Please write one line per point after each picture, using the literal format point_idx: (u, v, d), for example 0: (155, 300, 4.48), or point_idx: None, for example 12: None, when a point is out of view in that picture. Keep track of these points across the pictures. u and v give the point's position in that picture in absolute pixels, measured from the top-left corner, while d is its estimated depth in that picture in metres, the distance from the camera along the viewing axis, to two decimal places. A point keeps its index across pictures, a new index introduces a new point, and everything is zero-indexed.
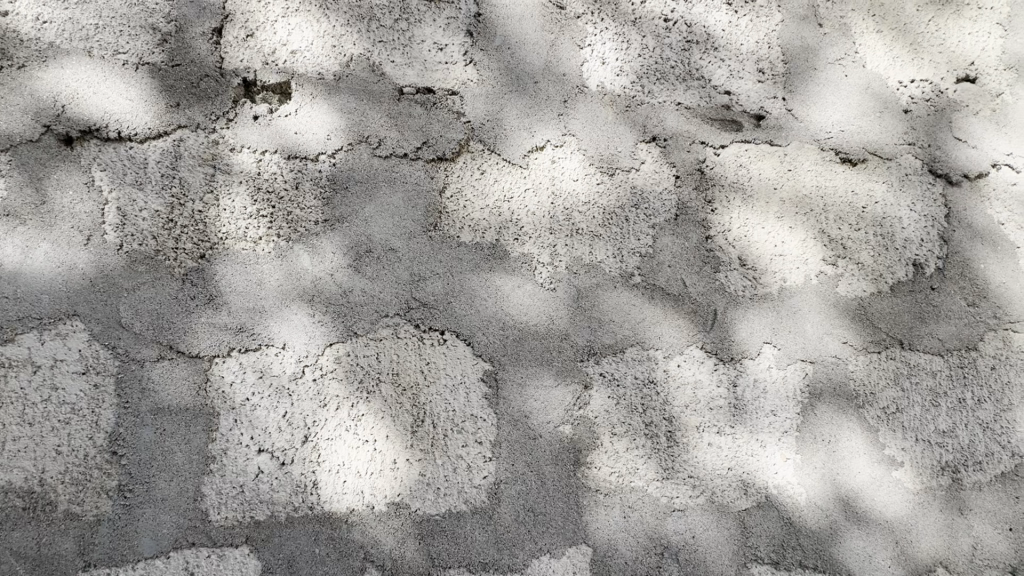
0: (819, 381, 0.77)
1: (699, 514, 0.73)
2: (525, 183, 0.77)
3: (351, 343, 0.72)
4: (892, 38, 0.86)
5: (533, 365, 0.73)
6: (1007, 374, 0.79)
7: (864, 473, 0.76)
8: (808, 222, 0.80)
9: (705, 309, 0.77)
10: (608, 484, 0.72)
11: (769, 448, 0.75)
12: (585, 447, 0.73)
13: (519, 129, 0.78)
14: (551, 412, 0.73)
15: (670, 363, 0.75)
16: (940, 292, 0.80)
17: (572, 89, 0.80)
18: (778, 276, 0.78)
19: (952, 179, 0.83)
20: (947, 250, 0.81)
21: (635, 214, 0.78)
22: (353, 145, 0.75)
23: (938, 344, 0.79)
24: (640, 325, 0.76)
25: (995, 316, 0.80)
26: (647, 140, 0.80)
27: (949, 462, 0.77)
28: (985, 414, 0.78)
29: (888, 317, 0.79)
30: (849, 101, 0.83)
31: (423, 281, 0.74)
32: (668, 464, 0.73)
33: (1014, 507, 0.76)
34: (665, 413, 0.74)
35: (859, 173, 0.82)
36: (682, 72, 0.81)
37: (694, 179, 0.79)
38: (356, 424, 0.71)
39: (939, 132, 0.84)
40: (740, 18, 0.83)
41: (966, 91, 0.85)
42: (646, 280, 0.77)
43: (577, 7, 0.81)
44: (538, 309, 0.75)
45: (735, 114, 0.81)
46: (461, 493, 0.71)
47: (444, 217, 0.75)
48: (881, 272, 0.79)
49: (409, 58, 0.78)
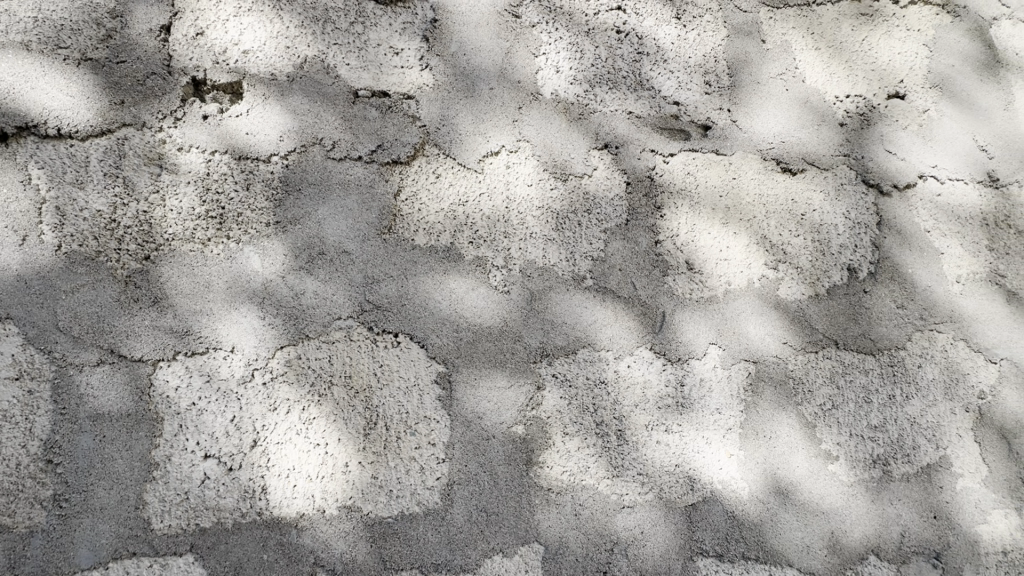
0: (761, 380, 0.80)
1: (647, 510, 0.75)
2: (480, 187, 0.78)
3: (303, 346, 0.72)
4: (829, 56, 0.91)
5: (487, 367, 0.74)
6: (932, 371, 0.85)
7: (802, 467, 0.79)
8: (751, 228, 0.83)
9: (654, 311, 0.79)
10: (560, 483, 0.74)
11: (714, 445, 0.78)
12: (537, 447, 0.74)
13: (474, 134, 0.79)
14: (504, 413, 0.74)
15: (620, 364, 0.78)
16: (872, 295, 0.85)
17: (527, 96, 0.81)
18: (723, 279, 0.82)
19: (883, 189, 0.88)
20: (879, 255, 0.86)
21: (587, 219, 0.80)
22: (307, 147, 0.75)
23: (870, 344, 0.84)
24: (592, 327, 0.78)
25: (922, 317, 0.86)
26: (600, 147, 0.82)
27: (880, 455, 0.81)
28: (912, 409, 0.83)
29: (825, 318, 0.83)
30: (789, 114, 0.88)
31: (377, 284, 0.74)
32: (618, 462, 0.75)
33: (938, 496, 0.82)
34: (615, 412, 0.76)
35: (798, 182, 0.86)
36: (632, 82, 0.84)
37: (644, 185, 0.82)
38: (307, 428, 0.70)
39: (871, 145, 0.89)
40: (688, 33, 0.87)
41: (896, 107, 0.91)
42: (598, 283, 0.79)
43: (532, 15, 0.84)
44: (492, 312, 0.76)
45: (684, 124, 0.85)
46: (414, 495, 0.71)
47: (399, 219, 0.76)
48: (818, 275, 0.84)
49: (365, 61, 0.78)
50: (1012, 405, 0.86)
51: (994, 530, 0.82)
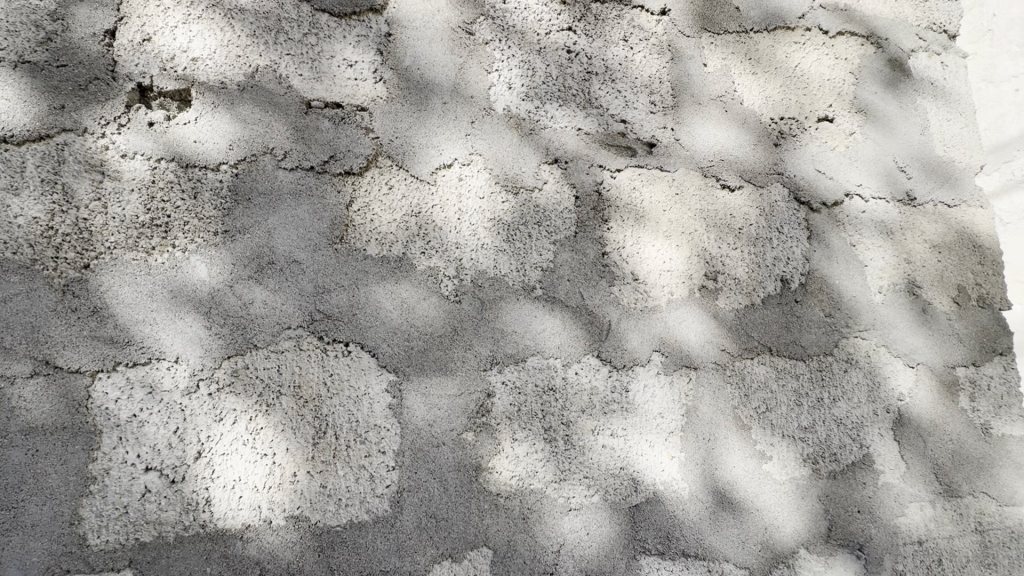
0: (701, 385, 0.85)
1: (593, 512, 0.78)
2: (433, 199, 0.80)
3: (251, 356, 0.71)
4: (765, 80, 0.97)
5: (438, 375, 0.76)
6: (857, 376, 0.91)
7: (738, 467, 0.84)
8: (692, 241, 0.88)
9: (601, 320, 0.83)
10: (509, 488, 0.76)
11: (656, 448, 0.82)
12: (486, 453, 0.76)
13: (427, 147, 0.81)
14: (454, 420, 0.76)
15: (568, 371, 0.80)
16: (803, 304, 0.91)
17: (479, 111, 0.84)
18: (666, 289, 0.86)
19: (813, 206, 0.95)
20: (809, 267, 0.93)
21: (537, 231, 0.83)
22: (257, 156, 0.75)
23: (801, 351, 0.90)
24: (541, 336, 0.80)
25: (848, 325, 0.93)
26: (550, 162, 0.85)
27: (810, 454, 0.87)
28: (839, 411, 0.89)
29: (760, 326, 0.89)
30: (728, 134, 0.93)
31: (328, 293, 0.74)
32: (565, 466, 0.78)
33: (861, 492, 0.88)
34: (563, 418, 0.79)
35: (736, 198, 0.91)
36: (582, 100, 0.88)
37: (592, 199, 0.85)
38: (254, 438, 0.70)
39: (803, 164, 0.96)
40: (635, 55, 0.92)
41: (825, 130, 0.98)
42: (547, 293, 0.81)
43: (485, 33, 0.86)
44: (443, 321, 0.77)
45: (630, 141, 0.89)
46: (363, 503, 0.71)
47: (350, 230, 0.76)
48: (754, 286, 0.89)
49: (318, 73, 0.79)
50: (927, 405, 0.94)
51: (911, 522, 0.89)
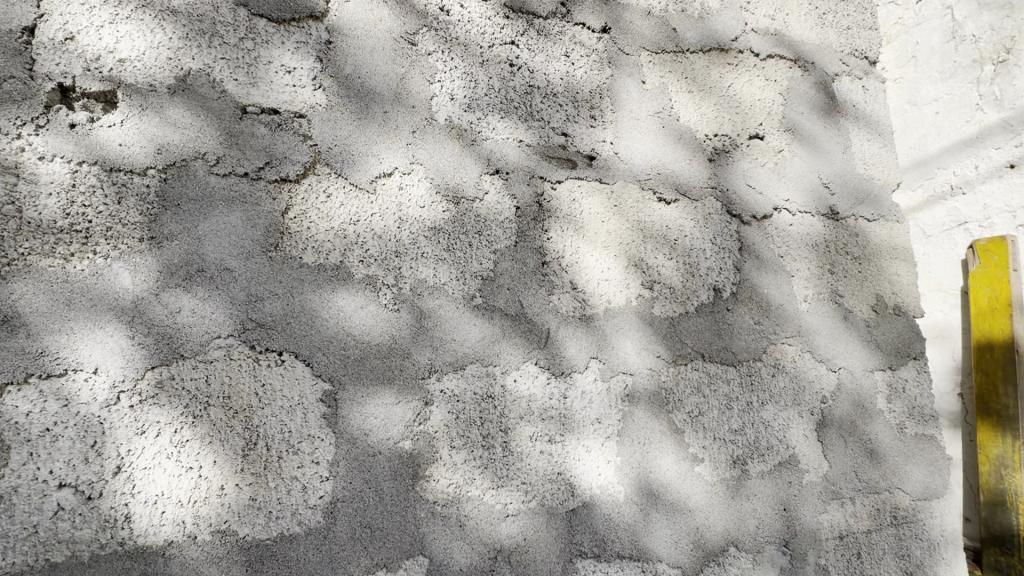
0: (636, 391, 0.88)
1: (530, 517, 0.79)
2: (372, 208, 0.80)
3: (177, 366, 0.69)
4: (700, 98, 1.02)
5: (374, 384, 0.76)
6: (783, 380, 0.96)
7: (672, 469, 0.87)
8: (629, 251, 0.91)
9: (540, 328, 0.84)
10: (446, 496, 0.76)
11: (593, 453, 0.84)
12: (423, 461, 0.76)
13: (367, 155, 0.81)
14: (390, 429, 0.75)
15: (506, 379, 0.82)
16: (734, 312, 0.96)
17: (421, 120, 0.85)
18: (603, 298, 0.89)
19: (744, 219, 1.00)
20: (740, 277, 0.97)
21: (478, 240, 0.84)
22: (187, 161, 0.74)
23: (732, 357, 0.94)
24: (480, 344, 0.81)
25: (775, 332, 0.98)
26: (491, 173, 0.87)
27: (740, 456, 0.91)
28: (766, 414, 0.94)
29: (693, 334, 0.92)
30: (665, 149, 0.97)
31: (261, 302, 0.73)
32: (502, 473, 0.79)
33: (787, 490, 0.93)
34: (501, 425, 0.80)
35: (672, 210, 0.95)
36: (523, 112, 0.90)
37: (532, 210, 0.87)
38: (178, 451, 0.68)
39: (735, 179, 1.01)
40: (575, 70, 0.95)
41: (756, 147, 1.04)
42: (486, 302, 0.83)
43: (428, 44, 0.87)
44: (382, 329, 0.78)
45: (570, 154, 0.92)
46: (295, 514, 0.70)
47: (286, 237, 0.76)
48: (688, 295, 0.93)
49: (254, 78, 0.78)
50: (848, 407, 1.00)
51: (833, 518, 0.94)
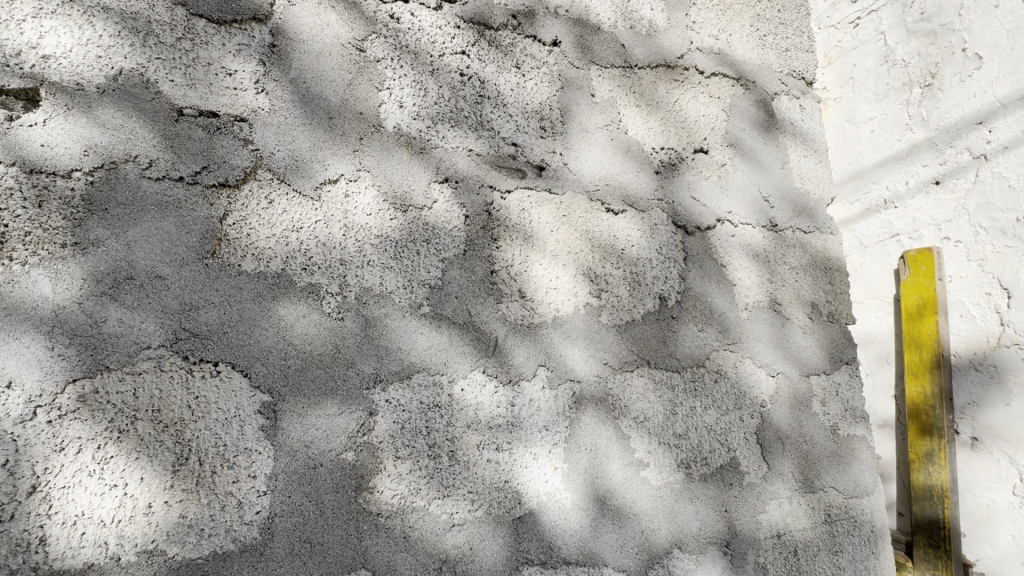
0: (584, 397, 0.89)
1: (476, 526, 0.79)
2: (316, 215, 0.78)
3: (101, 378, 0.66)
4: (648, 112, 1.05)
5: (316, 395, 0.74)
6: (725, 386, 1.00)
7: (618, 474, 0.89)
8: (577, 260, 0.93)
9: (488, 336, 0.85)
10: (390, 507, 0.75)
11: (541, 460, 0.84)
12: (367, 472, 0.75)
13: (312, 162, 0.80)
14: (333, 440, 0.74)
15: (454, 387, 0.82)
16: (678, 320, 0.99)
17: (368, 127, 0.84)
18: (552, 306, 0.90)
19: (689, 230, 1.03)
20: (684, 286, 1.00)
21: (426, 248, 0.84)
22: (117, 164, 0.71)
23: (676, 363, 0.97)
24: (427, 353, 0.81)
25: (718, 339, 1.01)
26: (440, 181, 0.87)
27: (684, 460, 0.94)
28: (709, 418, 0.97)
29: (639, 341, 0.95)
30: (614, 160, 1.00)
31: (195, 310, 0.71)
32: (449, 482, 0.79)
33: (729, 492, 0.96)
34: (448, 434, 0.80)
35: (620, 221, 0.98)
36: (473, 122, 0.91)
37: (482, 219, 0.88)
38: (102, 468, 0.64)
39: (681, 191, 1.05)
40: (526, 82, 0.96)
41: (701, 160, 1.08)
42: (433, 310, 0.83)
43: (377, 51, 0.87)
44: (325, 338, 0.76)
45: (520, 164, 0.93)
46: (229, 531, 0.68)
47: (223, 244, 0.73)
48: (634, 304, 0.96)
49: (192, 80, 0.76)
50: (786, 411, 1.04)
51: (771, 518, 0.98)
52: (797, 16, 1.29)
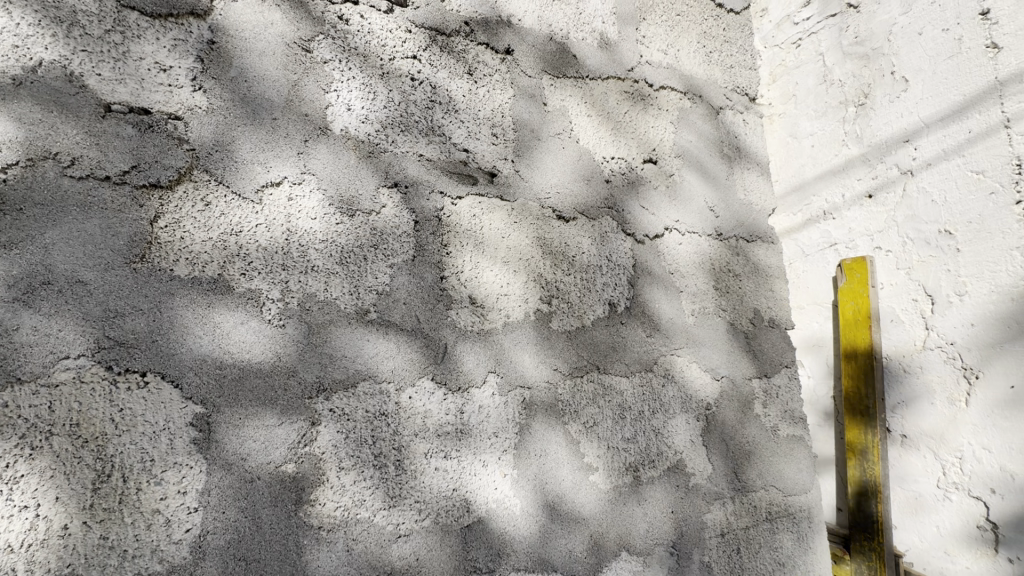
0: (534, 403, 0.89)
1: (423, 536, 0.78)
2: (257, 218, 0.76)
3: (12, 392, 0.61)
4: (599, 122, 1.07)
5: (254, 405, 0.72)
6: (672, 390, 1.03)
7: (567, 480, 0.90)
8: (528, 267, 0.94)
9: (437, 343, 0.84)
10: (332, 520, 0.73)
11: (490, 467, 0.84)
12: (308, 484, 0.72)
13: (253, 163, 0.77)
14: (272, 452, 0.71)
15: (401, 396, 0.80)
16: (627, 326, 1.01)
17: (314, 129, 0.82)
18: (502, 312, 0.90)
19: (638, 238, 1.06)
20: (633, 292, 1.03)
21: (373, 253, 0.82)
22: (34, 161, 0.66)
23: (625, 368, 0.99)
24: (373, 360, 0.79)
25: (665, 344, 1.04)
26: (389, 186, 0.86)
27: (632, 463, 0.95)
28: (656, 422, 1.00)
29: (589, 347, 0.96)
30: (565, 168, 1.01)
31: (121, 318, 0.67)
32: (395, 492, 0.77)
33: (675, 494, 0.98)
34: (395, 443, 0.79)
35: (570, 228, 0.99)
36: (424, 127, 0.90)
37: (431, 224, 0.87)
38: (9, 489, 0.59)
39: (631, 200, 1.07)
40: (477, 89, 0.96)
41: (650, 170, 1.11)
42: (381, 317, 0.81)
43: (324, 52, 0.85)
44: (265, 346, 0.74)
45: (471, 170, 0.93)
46: (155, 552, 0.64)
47: (153, 248, 0.70)
48: (585, 309, 0.97)
49: (121, 75, 0.72)
50: (729, 414, 1.08)
51: (715, 517, 1.01)
52: (741, 35, 1.35)
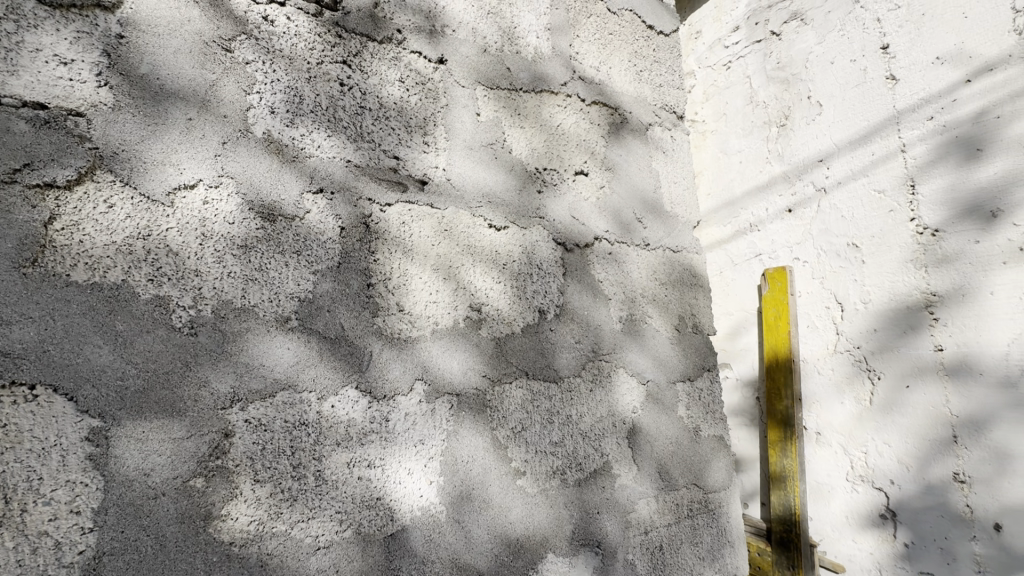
0: (462, 410, 0.90)
1: (344, 548, 0.77)
2: (168, 222, 0.73)
3: None
4: (531, 134, 1.10)
5: (160, 417, 0.69)
6: (599, 394, 1.06)
7: (494, 484, 0.91)
8: (457, 275, 0.95)
9: (362, 351, 0.83)
10: (244, 535, 0.70)
11: (415, 474, 0.84)
12: (218, 499, 0.70)
13: (165, 165, 0.74)
14: (179, 466, 0.68)
15: (323, 404, 0.79)
16: (556, 332, 1.04)
17: (233, 131, 0.80)
18: (431, 319, 0.90)
19: (568, 247, 1.09)
20: (563, 300, 1.06)
21: (296, 260, 0.81)
22: None
23: (554, 374, 1.01)
24: (293, 369, 0.78)
25: (594, 350, 1.08)
26: (314, 191, 0.84)
27: (559, 466, 0.98)
28: (584, 425, 1.03)
29: (518, 353, 0.98)
30: (497, 178, 1.03)
31: (6, 326, 0.62)
32: (314, 504, 0.76)
33: (601, 495, 1.02)
34: (314, 454, 0.77)
35: (501, 236, 1.01)
36: (352, 133, 0.90)
37: (358, 231, 0.87)
38: None
39: (562, 211, 1.11)
40: (409, 96, 0.97)
41: (581, 182, 1.15)
42: (303, 324, 0.80)
43: (247, 53, 0.83)
44: (173, 356, 0.71)
45: (402, 177, 0.93)
46: None
47: (47, 251, 0.65)
48: (514, 316, 0.99)
49: (13, 66, 0.67)
50: (654, 416, 1.13)
51: (639, 516, 1.05)
52: (670, 56, 1.42)
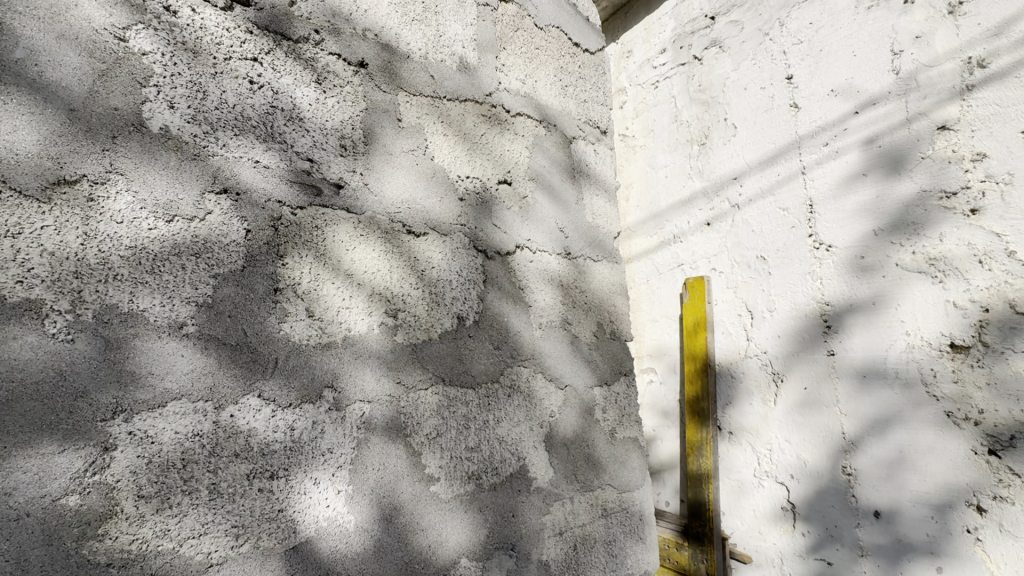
0: (374, 417, 0.89)
1: (240, 563, 0.74)
2: (43, 219, 0.67)
3: None
4: (455, 141, 1.11)
5: (27, 432, 0.63)
6: (517, 399, 1.08)
7: (407, 491, 0.90)
8: (373, 281, 0.94)
9: (266, 358, 0.80)
10: (125, 555, 0.66)
11: (321, 484, 0.82)
12: (95, 518, 0.65)
13: (41, 157, 0.68)
14: (47, 484, 0.63)
15: (221, 414, 0.76)
16: (475, 339, 1.05)
17: (125, 125, 0.75)
18: (343, 326, 0.89)
19: (489, 254, 1.11)
20: (482, 306, 1.07)
21: (194, 262, 0.77)
22: None
23: (471, 380, 1.02)
24: (187, 378, 0.74)
25: (512, 355, 1.10)
26: (217, 191, 0.81)
27: (475, 471, 0.99)
28: (500, 430, 1.05)
29: (435, 359, 0.99)
30: (418, 185, 1.04)
31: None
32: (206, 519, 0.72)
33: (516, 498, 1.04)
34: (209, 466, 0.74)
35: (420, 243, 1.01)
36: (262, 133, 0.87)
37: (266, 234, 0.84)
38: None
39: (483, 218, 1.12)
40: (326, 98, 0.95)
41: (504, 191, 1.18)
42: (200, 330, 0.76)
43: (144, 43, 0.78)
44: (44, 365, 0.65)
45: (316, 180, 0.91)
46: None
47: None
48: (432, 323, 1.00)
49: None
50: (570, 420, 1.17)
51: (554, 518, 1.08)
52: (595, 73, 1.49)
